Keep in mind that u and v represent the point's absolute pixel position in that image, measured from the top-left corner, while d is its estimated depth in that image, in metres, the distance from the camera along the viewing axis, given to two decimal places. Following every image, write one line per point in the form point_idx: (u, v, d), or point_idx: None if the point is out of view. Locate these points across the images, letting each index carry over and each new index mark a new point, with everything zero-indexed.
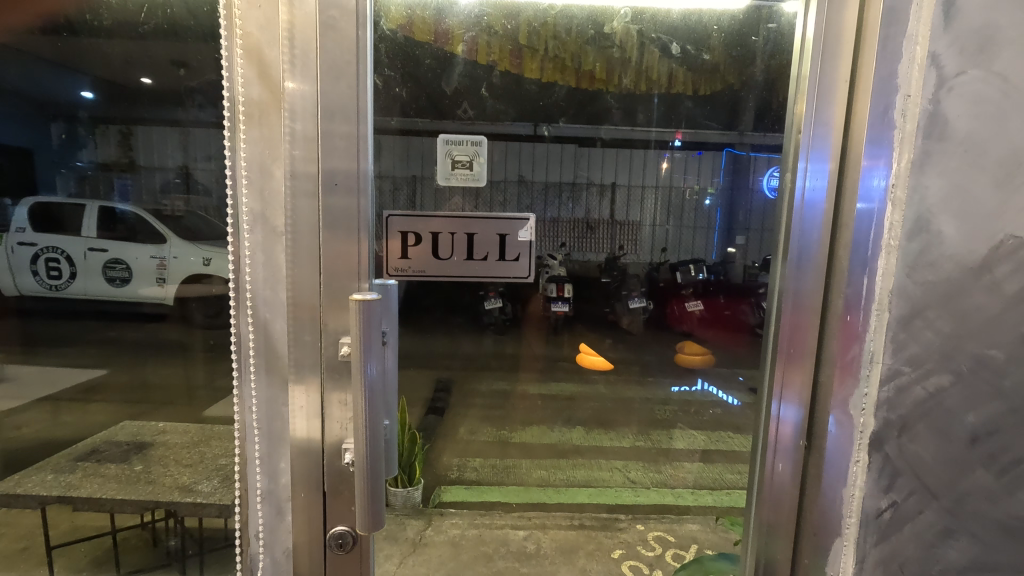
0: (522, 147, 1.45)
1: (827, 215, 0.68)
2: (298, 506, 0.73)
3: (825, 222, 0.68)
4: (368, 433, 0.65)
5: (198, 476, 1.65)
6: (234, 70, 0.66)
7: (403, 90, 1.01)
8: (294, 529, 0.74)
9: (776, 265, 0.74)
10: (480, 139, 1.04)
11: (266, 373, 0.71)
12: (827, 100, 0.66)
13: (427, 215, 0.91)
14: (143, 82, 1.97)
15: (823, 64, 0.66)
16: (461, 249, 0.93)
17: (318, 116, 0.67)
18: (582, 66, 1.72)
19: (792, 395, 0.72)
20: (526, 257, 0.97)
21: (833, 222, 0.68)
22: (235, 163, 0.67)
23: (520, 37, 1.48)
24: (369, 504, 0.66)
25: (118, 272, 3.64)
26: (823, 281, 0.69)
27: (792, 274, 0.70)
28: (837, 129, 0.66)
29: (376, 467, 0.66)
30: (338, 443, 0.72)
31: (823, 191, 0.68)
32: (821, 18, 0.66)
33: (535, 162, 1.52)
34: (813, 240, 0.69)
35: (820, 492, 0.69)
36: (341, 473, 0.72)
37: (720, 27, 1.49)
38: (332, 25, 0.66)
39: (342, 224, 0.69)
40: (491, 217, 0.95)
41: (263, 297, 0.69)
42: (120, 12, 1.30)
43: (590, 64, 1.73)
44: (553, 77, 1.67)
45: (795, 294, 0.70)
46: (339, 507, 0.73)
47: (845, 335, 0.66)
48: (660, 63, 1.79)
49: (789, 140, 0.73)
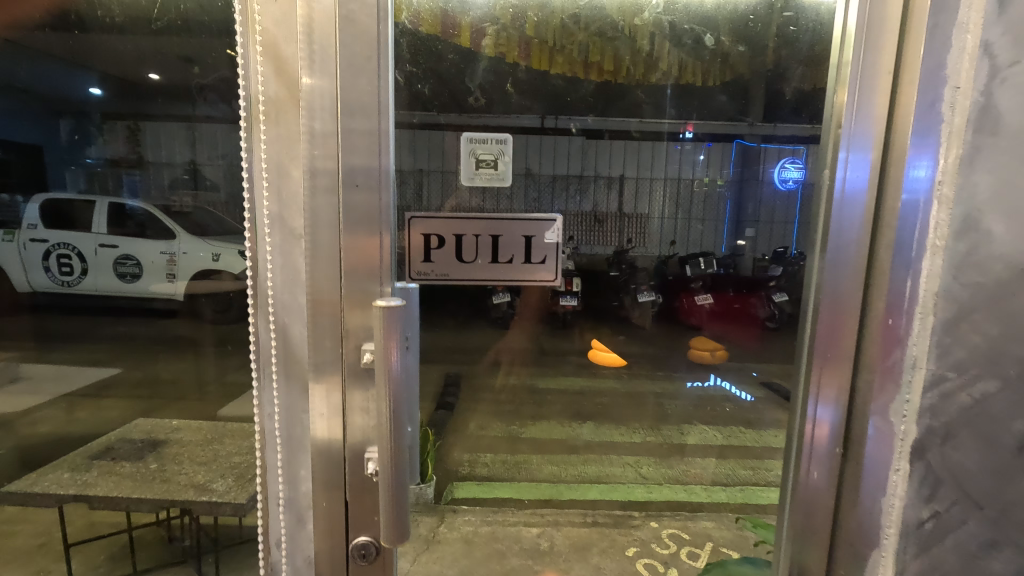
0: (535, 140, 1.42)
1: (868, 212, 0.65)
2: (319, 516, 0.72)
3: (864, 221, 0.65)
4: (391, 442, 0.63)
5: (213, 475, 1.66)
6: (252, 66, 0.64)
7: (426, 86, 1.01)
8: (315, 538, 0.72)
9: (810, 265, 0.71)
10: (507, 137, 1.00)
11: (286, 375, 0.69)
12: (870, 91, 0.62)
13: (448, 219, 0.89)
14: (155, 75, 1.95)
15: (862, 53, 0.62)
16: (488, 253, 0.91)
17: (337, 114, 0.65)
18: (591, 56, 1.58)
19: (828, 396, 0.69)
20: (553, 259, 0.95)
21: (872, 222, 0.65)
22: (255, 164, 0.66)
23: (528, 29, 1.35)
24: (394, 514, 0.64)
25: (129, 268, 3.58)
26: (862, 283, 0.66)
27: (827, 275, 0.67)
28: (879, 121, 0.63)
29: (401, 475, 0.65)
30: (359, 450, 0.70)
31: (865, 187, 0.64)
32: (865, 4, 0.62)
33: (544, 154, 1.51)
34: (851, 239, 0.65)
35: (857, 500, 0.67)
36: (363, 482, 0.71)
37: (755, 17, 1.37)
38: (349, 16, 0.63)
39: (363, 223, 0.67)
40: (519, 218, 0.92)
41: (283, 302, 0.68)
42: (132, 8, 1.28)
43: (598, 54, 1.60)
44: (562, 69, 1.55)
45: (833, 297, 0.67)
46: (362, 516, 0.72)
47: (885, 340, 0.63)
48: (668, 54, 1.68)
49: (825, 132, 0.69)
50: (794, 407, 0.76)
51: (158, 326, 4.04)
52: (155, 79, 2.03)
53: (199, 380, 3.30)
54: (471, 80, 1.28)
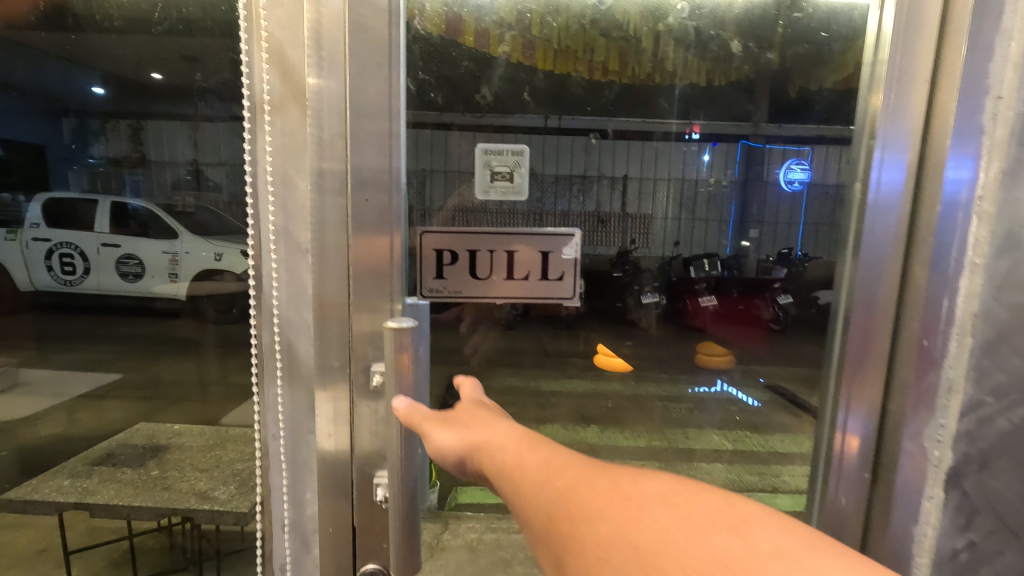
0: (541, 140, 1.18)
1: (902, 218, 0.66)
2: (324, 541, 0.70)
3: (899, 229, 0.66)
4: (403, 467, 0.62)
5: (215, 482, 1.63)
6: (256, 64, 0.62)
7: (439, 95, 0.97)
8: (320, 562, 0.70)
9: (841, 272, 0.71)
10: (524, 148, 0.97)
11: (290, 393, 0.67)
12: (907, 97, 0.64)
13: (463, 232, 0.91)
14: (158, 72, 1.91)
15: (896, 61, 0.64)
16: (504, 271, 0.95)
17: (346, 119, 0.63)
18: (595, 56, 1.43)
19: (860, 410, 0.69)
20: (570, 274, 1.00)
21: (907, 231, 0.66)
22: (259, 175, 0.64)
23: (532, 28, 1.22)
24: (404, 549, 0.63)
25: (131, 267, 3.60)
26: (896, 292, 0.66)
27: (858, 279, 0.68)
28: (917, 128, 0.64)
29: (412, 506, 0.63)
30: (368, 473, 0.68)
31: (899, 192, 0.65)
32: (905, 8, 0.63)
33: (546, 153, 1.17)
34: (885, 246, 0.66)
35: (888, 525, 0.67)
36: (372, 507, 0.69)
37: (785, 24, 1.38)
38: (360, 20, 0.61)
39: (373, 233, 0.65)
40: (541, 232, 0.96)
41: (288, 320, 0.66)
42: (134, 10, 1.25)
43: (604, 53, 1.46)
44: (566, 67, 1.39)
45: (866, 305, 0.67)
46: (371, 544, 0.69)
47: (920, 363, 0.63)
48: (675, 55, 1.55)
49: (857, 139, 0.71)
50: (822, 422, 0.75)
51: (160, 327, 4.02)
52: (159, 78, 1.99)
53: (201, 381, 3.29)
54: (485, 91, 1.20)
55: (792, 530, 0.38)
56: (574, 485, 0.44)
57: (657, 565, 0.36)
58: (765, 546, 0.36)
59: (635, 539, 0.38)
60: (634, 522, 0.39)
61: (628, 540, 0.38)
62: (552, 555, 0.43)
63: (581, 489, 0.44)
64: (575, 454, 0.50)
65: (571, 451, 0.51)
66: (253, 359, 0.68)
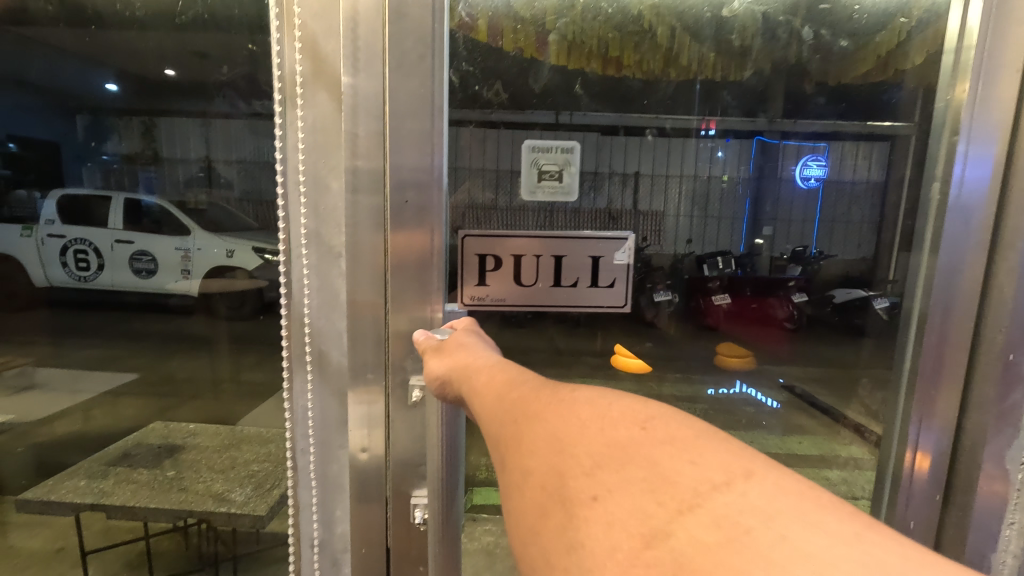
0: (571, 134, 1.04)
1: (987, 203, 0.86)
2: (355, 559, 0.79)
3: (985, 222, 0.87)
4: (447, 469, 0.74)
5: (231, 483, 1.60)
6: (290, 62, 0.69)
7: (485, 89, 1.01)
8: (353, 564, 0.79)
9: (925, 256, 0.92)
10: (574, 144, 1.03)
11: (322, 384, 0.75)
12: (990, 120, 0.85)
13: (502, 237, 1.00)
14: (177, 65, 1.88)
15: (982, 75, 0.84)
16: (549, 277, 1.02)
17: (385, 114, 0.71)
18: (610, 51, 1.24)
19: (934, 430, 0.91)
20: (621, 280, 1.05)
21: (995, 219, 0.86)
22: (292, 171, 0.71)
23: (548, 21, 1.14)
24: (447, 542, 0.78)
25: (144, 264, 3.37)
26: (979, 271, 0.88)
27: (946, 253, 0.89)
28: (999, 143, 0.85)
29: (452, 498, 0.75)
30: (405, 495, 0.78)
31: (983, 182, 0.86)
32: (991, 36, 0.83)
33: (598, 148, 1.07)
34: (972, 235, 0.87)
35: (962, 527, 0.90)
36: (408, 531, 0.79)
37: (862, 7, 1.24)
38: (404, 21, 0.69)
39: (412, 221, 0.74)
40: (591, 237, 1.03)
41: (317, 322, 0.74)
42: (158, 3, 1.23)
43: (616, 48, 1.25)
44: (578, 64, 1.20)
45: (953, 280, 0.89)
46: (403, 544, 0.79)
47: (1007, 374, 0.86)
48: (692, 46, 1.31)
49: (940, 136, 0.91)
50: (889, 432, 0.98)
51: (173, 323, 4.03)
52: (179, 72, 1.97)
53: (215, 378, 3.31)
54: (535, 81, 1.13)
55: (687, 424, 0.45)
56: (525, 396, 0.54)
57: (572, 449, 0.45)
58: (660, 434, 0.43)
59: (557, 429, 0.48)
60: (559, 417, 0.49)
61: (551, 431, 0.48)
62: (498, 446, 0.53)
63: (530, 398, 0.54)
64: (535, 375, 0.60)
65: (531, 372, 0.61)
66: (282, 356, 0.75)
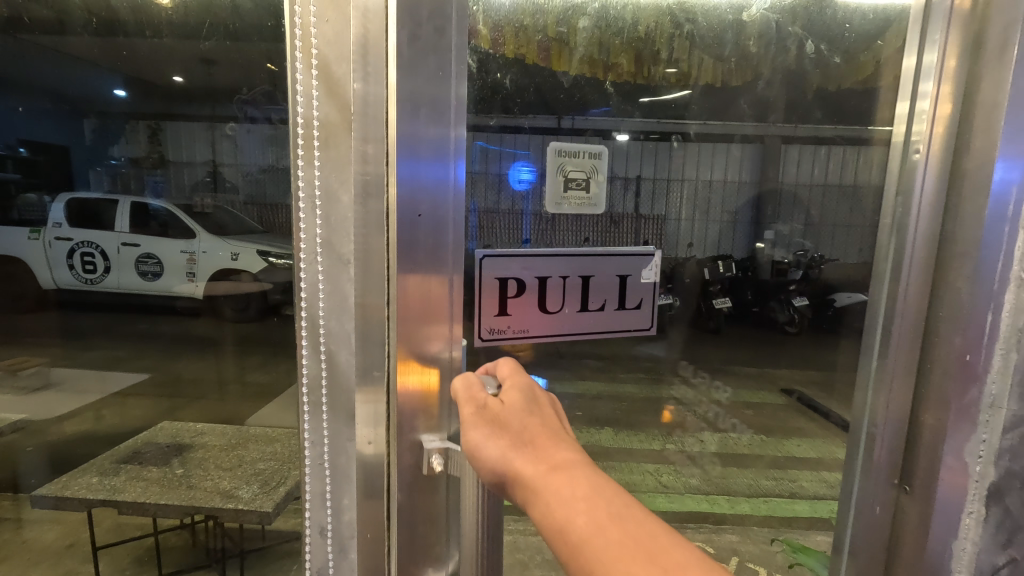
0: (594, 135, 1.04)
1: (930, 227, 0.69)
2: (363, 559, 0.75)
3: (929, 244, 0.69)
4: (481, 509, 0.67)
5: (238, 481, 1.65)
6: (305, 89, 0.65)
7: (508, 81, 0.94)
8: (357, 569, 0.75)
9: (878, 284, 0.75)
10: (600, 149, 1.02)
11: (334, 395, 0.71)
12: (941, 126, 0.68)
13: (529, 258, 0.92)
14: (193, 72, 1.99)
15: (939, 81, 0.67)
16: (577, 301, 0.98)
17: (392, 119, 0.66)
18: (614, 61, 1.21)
19: None
20: (648, 302, 1.07)
21: (936, 234, 0.69)
22: (306, 188, 0.67)
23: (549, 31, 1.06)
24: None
25: (151, 266, 3.46)
26: (924, 307, 0.70)
27: (903, 281, 0.71)
28: (947, 154, 0.68)
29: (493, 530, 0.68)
30: (417, 515, 0.75)
31: (933, 198, 0.69)
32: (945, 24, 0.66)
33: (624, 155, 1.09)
34: (916, 265, 0.70)
35: None
36: (419, 536, 0.75)
37: (853, 26, 1.21)
38: (416, 20, 0.65)
39: (429, 234, 0.70)
40: (626, 258, 1.03)
41: (333, 328, 0.70)
42: (183, 24, 1.36)
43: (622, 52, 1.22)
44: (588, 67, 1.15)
45: (899, 317, 0.72)
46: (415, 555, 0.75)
47: None
48: (691, 52, 1.34)
49: (894, 143, 0.73)
50: None
51: (180, 325, 4.08)
52: (194, 76, 2.07)
53: (220, 378, 3.32)
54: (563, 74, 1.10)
55: None
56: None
57: None
58: None
59: None
60: None
61: None
62: None
63: None
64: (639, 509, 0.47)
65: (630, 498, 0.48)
66: (299, 368, 0.71)
